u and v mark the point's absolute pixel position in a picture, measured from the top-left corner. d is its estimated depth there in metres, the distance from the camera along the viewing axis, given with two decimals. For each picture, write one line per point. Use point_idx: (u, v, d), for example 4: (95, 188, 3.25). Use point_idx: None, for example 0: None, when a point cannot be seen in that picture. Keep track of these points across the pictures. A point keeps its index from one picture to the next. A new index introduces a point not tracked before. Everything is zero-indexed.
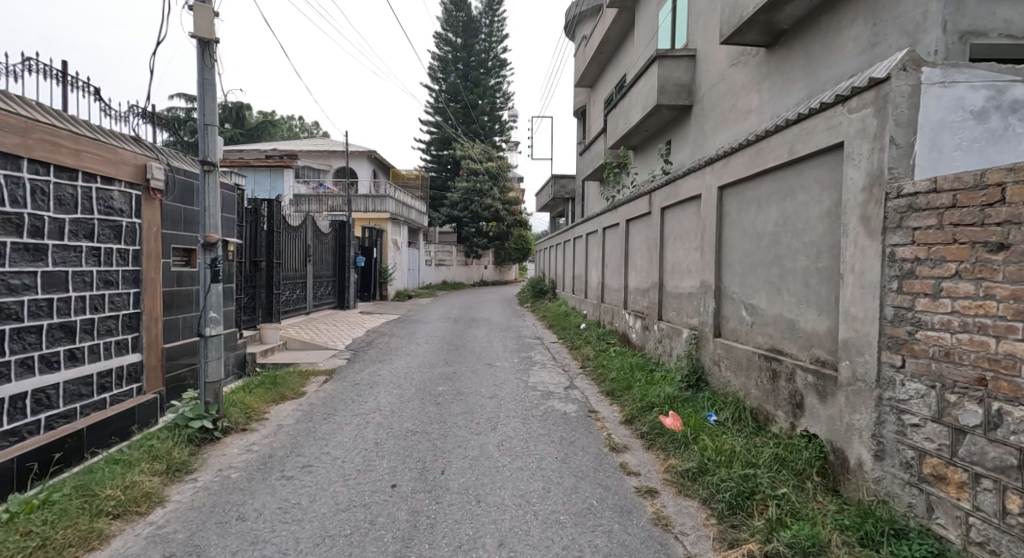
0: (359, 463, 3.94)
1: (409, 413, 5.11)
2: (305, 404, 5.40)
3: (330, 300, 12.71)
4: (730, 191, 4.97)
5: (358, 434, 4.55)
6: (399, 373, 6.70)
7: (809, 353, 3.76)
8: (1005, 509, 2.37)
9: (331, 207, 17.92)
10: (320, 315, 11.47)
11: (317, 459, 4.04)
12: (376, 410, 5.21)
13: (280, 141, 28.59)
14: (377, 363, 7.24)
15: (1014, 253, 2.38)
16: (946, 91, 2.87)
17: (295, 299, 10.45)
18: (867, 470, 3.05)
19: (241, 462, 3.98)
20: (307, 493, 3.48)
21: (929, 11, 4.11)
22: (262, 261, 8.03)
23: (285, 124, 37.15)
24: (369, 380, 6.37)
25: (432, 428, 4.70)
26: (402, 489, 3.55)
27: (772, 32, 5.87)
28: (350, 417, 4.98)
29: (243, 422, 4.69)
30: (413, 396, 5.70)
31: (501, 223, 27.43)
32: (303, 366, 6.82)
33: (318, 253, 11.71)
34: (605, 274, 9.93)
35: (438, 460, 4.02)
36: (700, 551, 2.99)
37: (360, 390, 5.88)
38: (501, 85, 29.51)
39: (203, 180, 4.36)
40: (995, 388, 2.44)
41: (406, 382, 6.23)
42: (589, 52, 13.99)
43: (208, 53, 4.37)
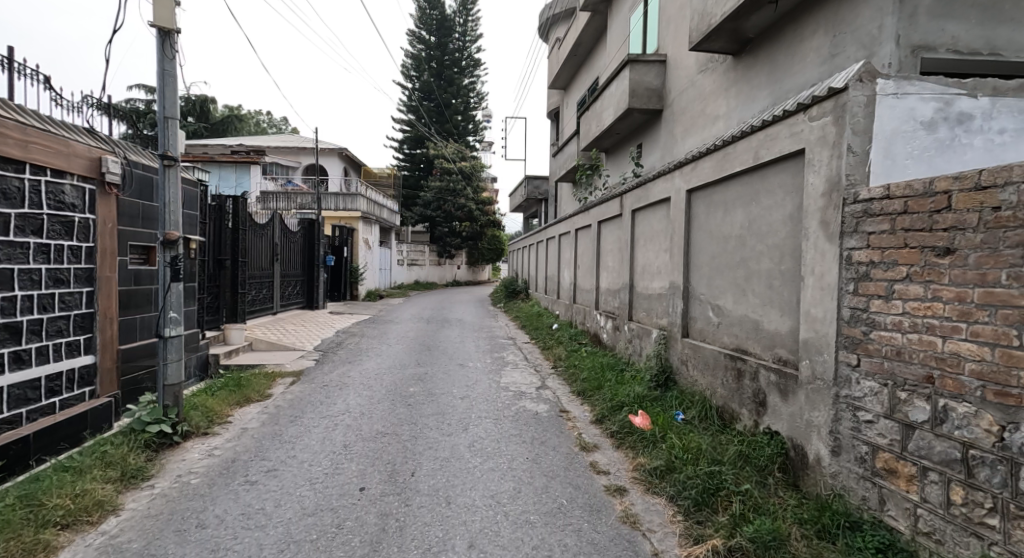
0: (327, 467, 3.91)
1: (379, 415, 5.09)
2: (271, 406, 5.32)
3: (299, 300, 12.51)
4: (698, 194, 5.09)
5: (326, 437, 4.51)
6: (370, 374, 6.66)
7: (771, 352, 3.89)
8: (950, 500, 2.49)
9: (300, 204, 17.61)
10: (288, 315, 11.29)
11: (283, 463, 3.99)
12: (345, 411, 5.18)
13: (246, 137, 28.04)
14: (347, 364, 7.18)
15: (959, 257, 2.49)
16: (899, 101, 3.03)
17: (262, 299, 10.26)
18: (825, 465, 3.17)
19: (202, 467, 3.91)
20: (271, 498, 3.44)
21: (884, 24, 4.31)
22: (228, 261, 7.86)
23: (253, 119, 36.34)
24: (339, 381, 6.32)
25: (402, 430, 4.69)
26: (371, 492, 3.54)
27: (739, 40, 6.03)
28: (318, 419, 4.93)
29: (205, 426, 4.60)
30: (384, 397, 5.69)
31: (475, 223, 27.45)
32: (269, 367, 6.71)
33: (285, 253, 11.50)
34: (577, 275, 10.04)
35: (407, 462, 4.02)
36: (667, 548, 3.06)
37: (330, 392, 5.82)
38: (474, 85, 29.51)
39: (163, 175, 4.26)
40: (941, 385, 2.55)
41: (376, 383, 6.20)
42: (562, 54, 14.12)
43: (168, 43, 4.27)
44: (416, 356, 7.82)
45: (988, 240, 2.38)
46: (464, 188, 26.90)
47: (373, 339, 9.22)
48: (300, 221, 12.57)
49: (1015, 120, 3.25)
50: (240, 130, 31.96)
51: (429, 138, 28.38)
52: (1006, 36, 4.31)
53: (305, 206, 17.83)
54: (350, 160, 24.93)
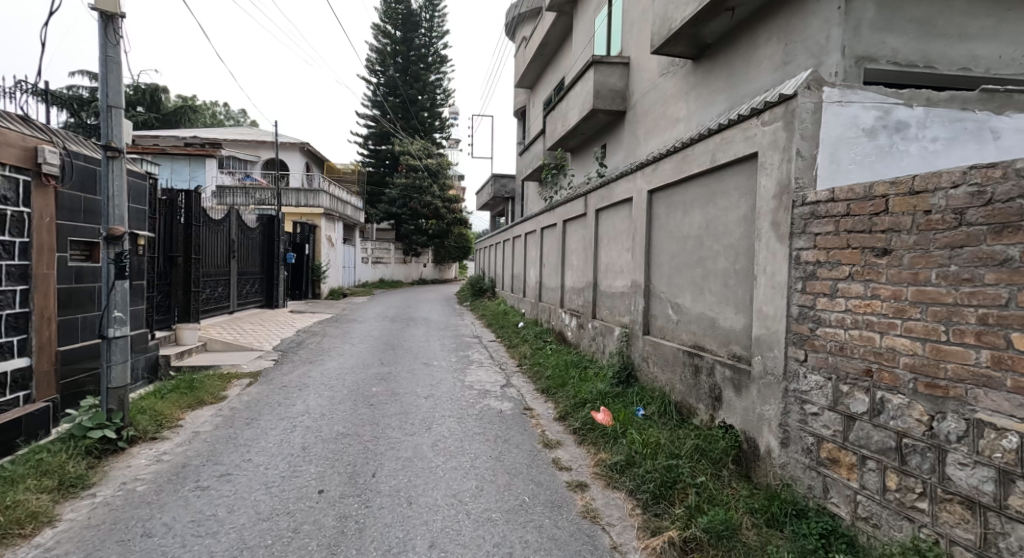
0: (284, 470, 3.85)
1: (341, 416, 5.03)
2: (225, 409, 5.20)
3: (258, 299, 12.22)
4: (659, 195, 5.22)
5: (283, 439, 4.44)
6: (332, 374, 6.57)
7: (726, 348, 4.03)
8: (885, 486, 2.62)
9: (258, 200, 17.19)
10: (245, 314, 11.00)
11: (237, 467, 3.91)
12: (305, 412, 5.11)
13: (201, 128, 27.24)
14: (308, 364, 7.07)
15: (895, 258, 2.63)
16: (843, 109, 3.19)
17: (217, 297, 9.97)
18: (775, 457, 3.32)
19: (149, 473, 3.79)
20: (224, 504, 3.37)
21: (831, 35, 4.51)
22: (180, 258, 7.61)
23: (208, 110, 35.13)
24: (299, 381, 6.21)
25: (364, 431, 4.64)
26: (330, 495, 3.51)
27: (698, 45, 6.19)
28: (275, 421, 4.85)
29: (153, 431, 4.46)
30: (346, 397, 5.63)
31: (441, 221, 27.32)
32: (223, 368, 6.55)
33: (243, 249, 11.20)
34: (542, 274, 10.12)
35: (369, 463, 4.00)
36: (626, 541, 3.14)
37: (288, 393, 5.73)
38: (441, 81, 29.35)
39: (106, 166, 4.10)
40: (878, 378, 2.69)
41: (338, 384, 6.13)
42: (529, 54, 14.19)
43: (111, 27, 4.11)
44: (380, 356, 7.75)
45: (920, 241, 2.51)
46: (430, 186, 26.73)
47: (335, 338, 9.07)
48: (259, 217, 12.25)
49: (946, 129, 3.47)
50: (195, 121, 30.88)
51: (394, 135, 28.06)
52: (940, 50, 4.58)
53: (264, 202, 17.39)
54: (312, 155, 24.42)
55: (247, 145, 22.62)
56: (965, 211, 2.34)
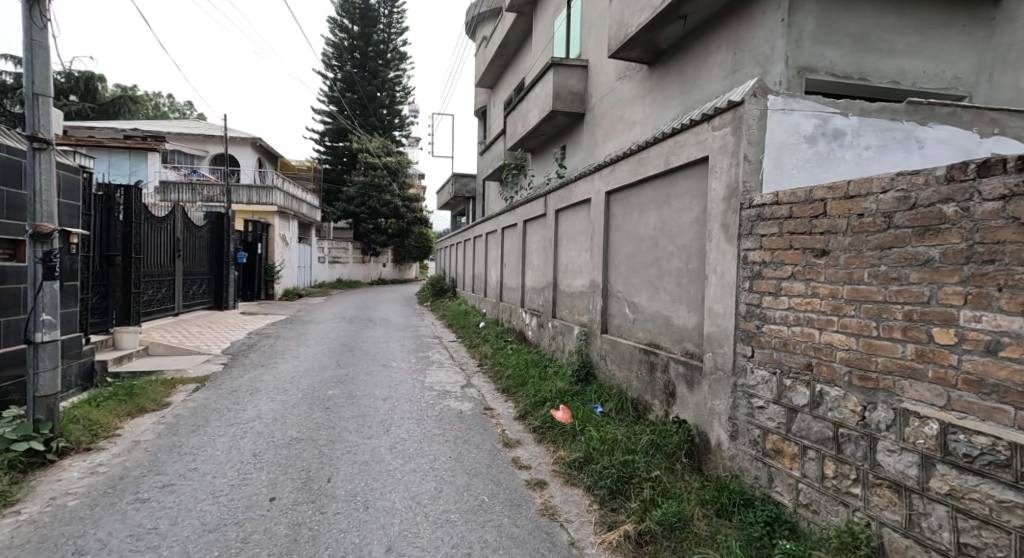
0: (233, 478, 3.77)
1: (294, 420, 4.95)
2: (169, 416, 5.02)
3: (205, 300, 11.82)
4: (616, 197, 5.34)
5: (232, 446, 4.33)
6: (286, 377, 6.44)
7: (680, 346, 4.16)
8: (824, 474, 2.77)
9: (206, 197, 16.63)
10: (191, 316, 10.63)
11: (181, 477, 3.79)
12: (257, 417, 5.00)
13: (142, 120, 26.11)
14: (261, 368, 6.90)
15: (832, 258, 2.78)
16: (785, 116, 3.37)
17: (161, 299, 9.61)
18: (724, 449, 3.46)
19: (82, 487, 3.63)
20: (166, 516, 3.27)
21: (776, 45, 4.72)
22: (119, 257, 7.28)
23: (151, 101, 33.60)
24: (250, 386, 6.06)
25: (319, 435, 4.58)
26: (282, 502, 3.45)
27: (653, 51, 6.35)
28: (224, 428, 4.72)
29: (87, 441, 4.27)
30: (300, 400, 5.53)
31: (401, 220, 27.12)
32: (167, 374, 6.32)
33: (189, 249, 10.81)
34: (503, 274, 10.18)
35: (324, 468, 3.95)
36: (583, 536, 3.22)
37: (238, 398, 5.58)
38: (400, 78, 29.09)
39: (33, 161, 3.93)
40: (818, 372, 2.84)
41: (291, 387, 6.01)
42: (489, 54, 14.23)
43: (37, 10, 3.91)
44: (337, 358, 7.64)
45: (855, 242, 2.67)
46: (389, 184, 26.45)
47: (289, 340, 8.88)
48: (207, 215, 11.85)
49: (879, 137, 3.70)
50: (136, 113, 29.61)
51: (351, 131, 27.60)
52: (873, 63, 4.86)
53: (213, 199, 16.81)
54: (264, 151, 23.74)
55: (194, 139, 21.80)
56: (893, 215, 2.50)
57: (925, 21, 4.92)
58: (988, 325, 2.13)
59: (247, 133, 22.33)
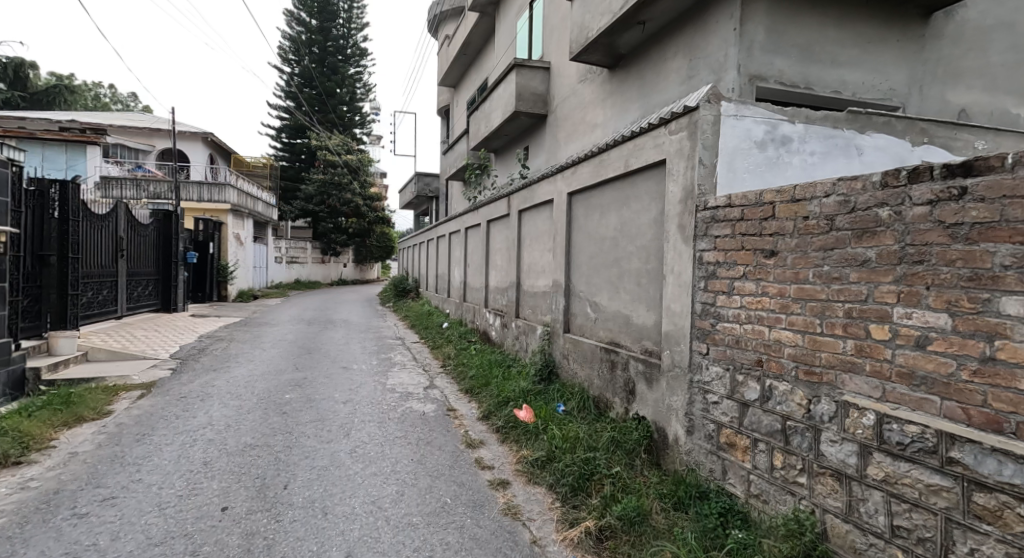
0: (182, 488, 3.66)
1: (249, 426, 4.84)
2: (110, 426, 4.83)
3: (152, 302, 11.38)
4: (578, 198, 5.43)
5: (181, 455, 4.20)
6: (239, 382, 6.28)
7: (639, 344, 4.26)
8: (773, 465, 2.90)
9: (153, 194, 16.01)
10: (136, 319, 10.23)
11: (123, 489, 3.65)
12: (208, 425, 4.86)
13: (81, 111, 24.90)
14: (212, 372, 6.70)
15: (781, 259, 2.91)
16: (737, 122, 3.50)
17: (102, 301, 9.21)
18: (682, 444, 3.57)
19: (12, 504, 3.46)
20: (107, 531, 3.15)
21: (728, 54, 4.89)
22: (54, 258, 6.96)
23: (90, 93, 32.02)
24: (200, 391, 5.88)
25: (275, 441, 4.50)
26: (235, 511, 3.38)
27: (613, 55, 6.48)
28: (172, 436, 4.57)
29: (17, 454, 4.07)
30: (255, 406, 5.41)
31: (363, 220, 26.84)
32: (109, 380, 6.08)
33: (134, 249, 10.40)
34: (466, 274, 10.17)
35: (280, 475, 3.88)
36: (544, 534, 3.27)
37: (188, 404, 5.41)
38: (360, 75, 28.73)
39: None
40: (768, 367, 2.97)
41: (246, 392, 5.87)
42: (451, 53, 14.20)
43: None
44: (295, 360, 7.49)
45: (801, 243, 2.81)
46: (350, 183, 26.07)
47: (244, 343, 8.65)
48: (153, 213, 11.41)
49: (822, 143, 3.89)
50: (73, 104, 28.25)
51: (309, 128, 27.03)
52: (818, 74, 5.10)
53: (161, 196, 16.22)
54: (216, 146, 23.00)
55: (139, 133, 21.02)
56: (835, 218, 2.63)
57: (864, 35, 5.19)
58: (918, 321, 2.28)
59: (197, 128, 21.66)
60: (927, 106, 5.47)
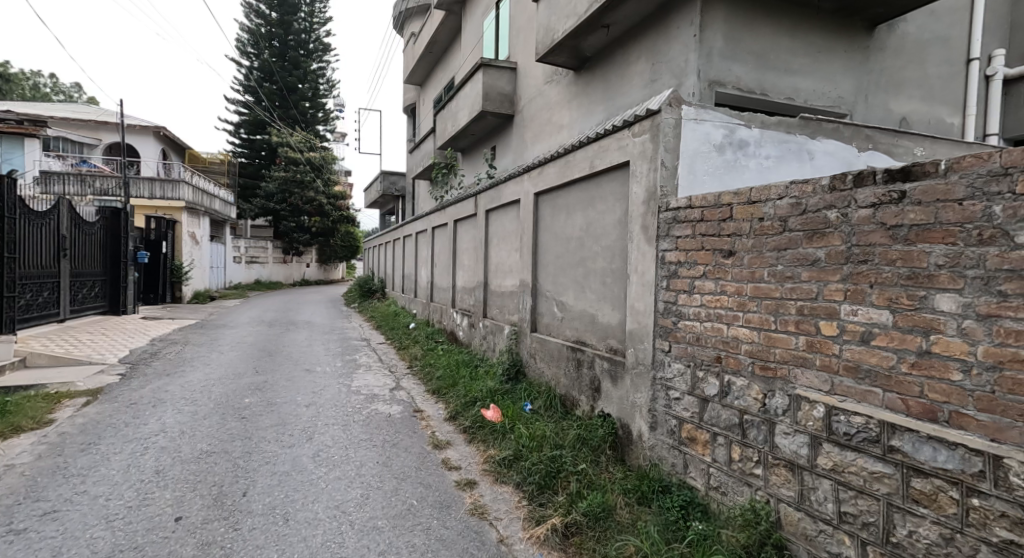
0: (132, 499, 3.54)
1: (206, 432, 4.72)
2: (52, 436, 4.62)
3: (98, 305, 10.94)
4: (544, 198, 5.48)
5: (131, 464, 4.06)
6: (194, 387, 6.11)
7: (604, 342, 4.34)
8: (731, 458, 3.00)
9: (100, 190, 15.36)
10: (82, 323, 9.81)
11: (67, 502, 3.51)
12: (161, 432, 4.71)
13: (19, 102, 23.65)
14: (165, 377, 6.48)
15: (738, 258, 3.02)
16: (697, 126, 3.61)
17: (43, 303, 8.80)
18: (645, 440, 3.66)
19: None
20: (50, 547, 3.02)
21: (689, 59, 5.02)
22: None
23: (27, 81, 30.32)
24: (152, 397, 5.69)
25: (234, 447, 4.40)
26: (189, 521, 3.30)
27: (579, 57, 6.56)
28: (122, 445, 4.42)
29: None
30: (212, 411, 5.27)
31: (326, 219, 26.48)
32: (51, 388, 5.82)
33: (78, 248, 9.97)
34: (433, 274, 10.13)
35: (239, 482, 3.81)
36: (511, 533, 3.30)
37: (139, 411, 5.24)
38: (322, 70, 28.33)
39: None
40: (726, 363, 3.07)
41: (202, 397, 5.71)
42: (417, 50, 14.11)
43: None
44: (254, 364, 7.33)
45: (756, 244, 2.91)
46: (313, 181, 25.65)
47: (201, 346, 8.41)
48: (99, 211, 10.96)
49: (777, 148, 4.04)
50: (9, 94, 26.85)
51: (270, 124, 26.39)
52: (772, 81, 5.28)
53: (109, 193, 15.54)
54: (169, 141, 22.18)
55: (84, 126, 20.00)
56: (787, 219, 2.74)
57: (815, 44, 5.41)
58: (863, 318, 2.40)
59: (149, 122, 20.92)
60: (872, 114, 5.75)
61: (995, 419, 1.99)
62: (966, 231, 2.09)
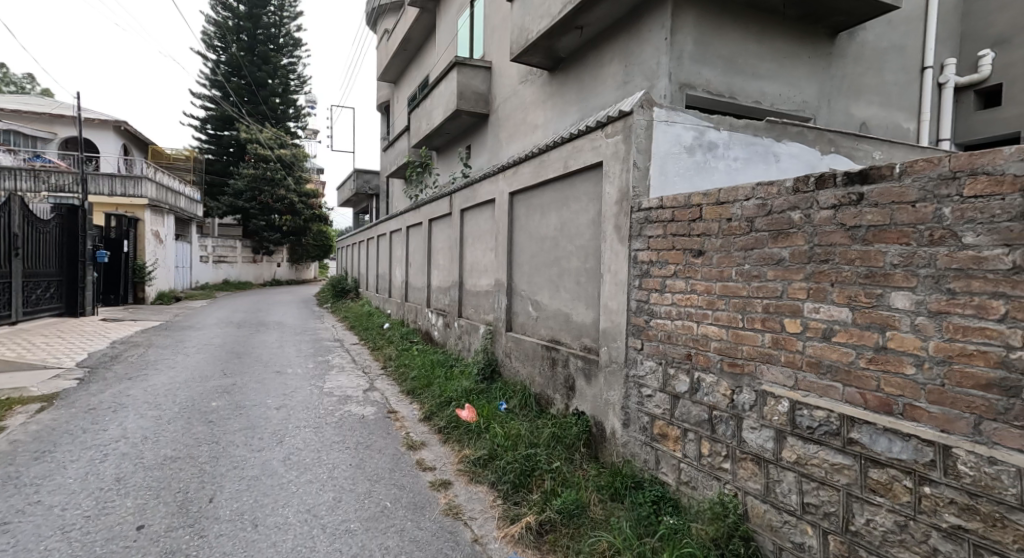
0: (91, 508, 3.44)
1: (171, 438, 4.61)
2: (4, 444, 4.45)
3: (53, 306, 10.57)
4: (519, 197, 5.51)
5: (90, 472, 3.94)
6: (158, 391, 5.96)
7: (579, 341, 4.39)
8: (701, 453, 3.07)
9: (57, 187, 14.83)
10: (36, 326, 9.47)
11: (20, 512, 3.39)
12: (122, 438, 4.59)
13: None
14: (127, 381, 6.31)
15: (707, 258, 3.09)
16: (668, 128, 3.68)
17: None
18: (618, 437, 3.71)
19: None
20: None
21: (660, 62, 5.10)
22: None
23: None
24: (112, 403, 5.53)
25: (200, 452, 4.32)
26: (152, 529, 3.22)
27: (553, 57, 6.60)
28: (81, 452, 4.29)
29: None
30: (177, 416, 5.15)
31: (298, 217, 26.14)
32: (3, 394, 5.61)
33: (31, 247, 9.62)
34: (407, 273, 10.07)
35: (205, 488, 3.73)
36: (486, 532, 3.31)
37: (98, 417, 5.09)
38: (293, 66, 27.96)
39: None
40: (696, 360, 3.13)
41: (166, 401, 5.58)
42: (391, 48, 14.01)
43: None
44: (222, 366, 7.18)
45: (725, 244, 2.98)
46: (284, 179, 25.30)
47: (165, 349, 8.20)
48: (55, 208, 10.59)
49: (744, 150, 4.13)
50: None
51: (238, 120, 25.85)
52: (741, 85, 5.40)
53: (66, 189, 15.03)
54: (129, 136, 21.60)
55: (37, 118, 19.48)
56: (754, 220, 2.82)
57: (781, 50, 5.56)
58: (825, 315, 2.48)
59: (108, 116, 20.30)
60: (834, 118, 5.94)
61: (945, 411, 2.08)
62: (918, 232, 2.18)
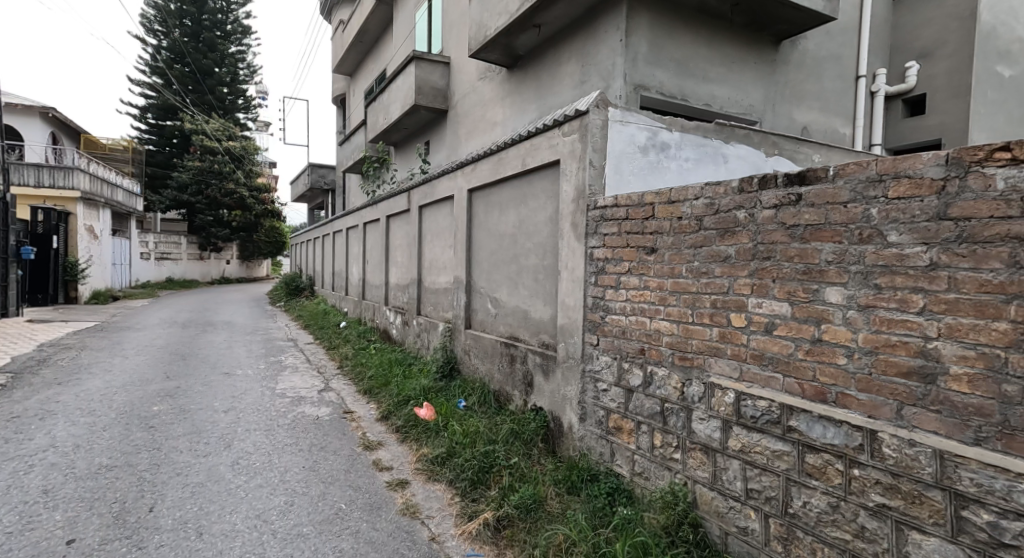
0: (16, 523, 3.26)
1: (107, 446, 4.42)
2: None
3: None
4: (478, 194, 5.51)
5: (15, 484, 3.74)
6: (92, 396, 5.69)
7: (537, 337, 4.44)
8: (654, 444, 3.17)
9: None
10: None
11: None
12: (50, 448, 4.36)
13: None
14: (58, 387, 5.99)
15: (659, 255, 3.18)
16: (623, 127, 3.77)
17: None
18: (575, 432, 3.78)
19: None
20: None
21: (616, 63, 5.19)
22: None
23: None
24: (40, 410, 5.25)
25: (138, 460, 4.16)
26: (86, 542, 3.09)
27: (511, 55, 6.63)
28: (4, 464, 4.06)
29: None
30: (115, 422, 4.94)
31: (248, 212, 25.50)
32: None
33: None
34: (365, 271, 9.92)
35: (144, 497, 3.60)
36: (443, 531, 3.32)
37: (24, 426, 4.82)
38: (242, 54, 27.00)
39: None
40: (649, 355, 3.23)
41: (101, 407, 5.33)
42: (346, 40, 13.75)
43: None
44: (164, 369, 6.91)
45: (675, 242, 3.08)
46: (233, 172, 24.76)
47: (100, 351, 7.81)
48: None
49: (695, 151, 4.26)
50: None
51: (182, 110, 24.79)
52: (692, 87, 5.57)
53: None
54: (60, 125, 20.47)
55: None
56: (702, 218, 2.92)
57: (730, 55, 5.76)
58: (767, 310, 2.60)
59: (33, 103, 19.26)
60: (779, 122, 6.19)
61: (872, 398, 2.21)
62: (849, 231, 2.31)
